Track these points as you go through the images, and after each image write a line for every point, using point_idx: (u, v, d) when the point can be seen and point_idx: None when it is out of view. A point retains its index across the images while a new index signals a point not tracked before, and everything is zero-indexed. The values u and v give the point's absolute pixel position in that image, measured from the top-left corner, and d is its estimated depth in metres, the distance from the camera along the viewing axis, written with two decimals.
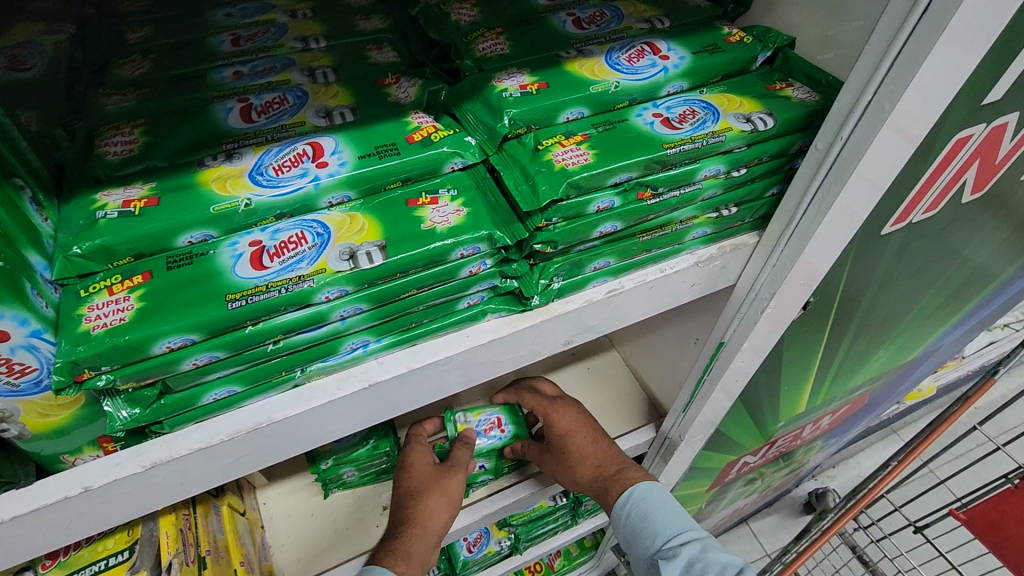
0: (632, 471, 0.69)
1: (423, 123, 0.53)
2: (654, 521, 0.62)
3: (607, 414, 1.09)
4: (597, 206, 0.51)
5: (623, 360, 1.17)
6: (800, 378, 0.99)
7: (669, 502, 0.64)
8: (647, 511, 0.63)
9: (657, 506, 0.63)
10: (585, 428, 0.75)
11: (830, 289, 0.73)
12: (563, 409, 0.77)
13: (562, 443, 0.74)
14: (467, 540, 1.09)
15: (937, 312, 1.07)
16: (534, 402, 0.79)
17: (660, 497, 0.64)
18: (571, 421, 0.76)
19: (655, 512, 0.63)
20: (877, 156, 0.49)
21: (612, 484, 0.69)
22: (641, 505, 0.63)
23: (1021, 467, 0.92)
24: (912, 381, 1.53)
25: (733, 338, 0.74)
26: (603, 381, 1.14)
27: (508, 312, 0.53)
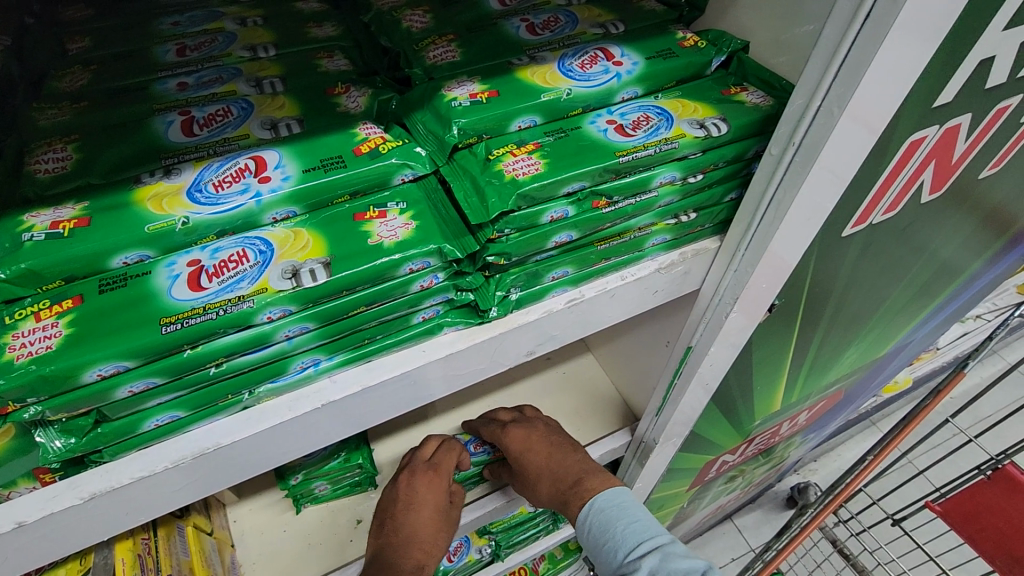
0: (590, 481, 0.67)
1: (371, 134, 0.51)
2: (614, 534, 0.60)
3: (583, 419, 1.09)
4: (551, 216, 0.50)
5: (598, 363, 1.17)
6: (774, 377, 1.00)
7: (628, 511, 0.62)
8: (607, 522, 0.61)
9: (618, 517, 0.61)
10: (543, 441, 0.75)
11: (795, 291, 0.73)
12: (519, 429, 0.77)
13: (520, 463, 0.74)
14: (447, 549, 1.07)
15: (908, 306, 1.08)
16: (491, 428, 0.80)
17: (619, 506, 0.62)
18: (528, 435, 0.76)
19: (615, 524, 0.61)
20: (829, 158, 0.49)
21: (572, 496, 0.67)
22: (602, 518, 0.62)
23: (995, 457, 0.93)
24: (888, 374, 1.55)
25: (700, 342, 0.74)
26: (579, 385, 1.14)
27: (465, 325, 0.53)
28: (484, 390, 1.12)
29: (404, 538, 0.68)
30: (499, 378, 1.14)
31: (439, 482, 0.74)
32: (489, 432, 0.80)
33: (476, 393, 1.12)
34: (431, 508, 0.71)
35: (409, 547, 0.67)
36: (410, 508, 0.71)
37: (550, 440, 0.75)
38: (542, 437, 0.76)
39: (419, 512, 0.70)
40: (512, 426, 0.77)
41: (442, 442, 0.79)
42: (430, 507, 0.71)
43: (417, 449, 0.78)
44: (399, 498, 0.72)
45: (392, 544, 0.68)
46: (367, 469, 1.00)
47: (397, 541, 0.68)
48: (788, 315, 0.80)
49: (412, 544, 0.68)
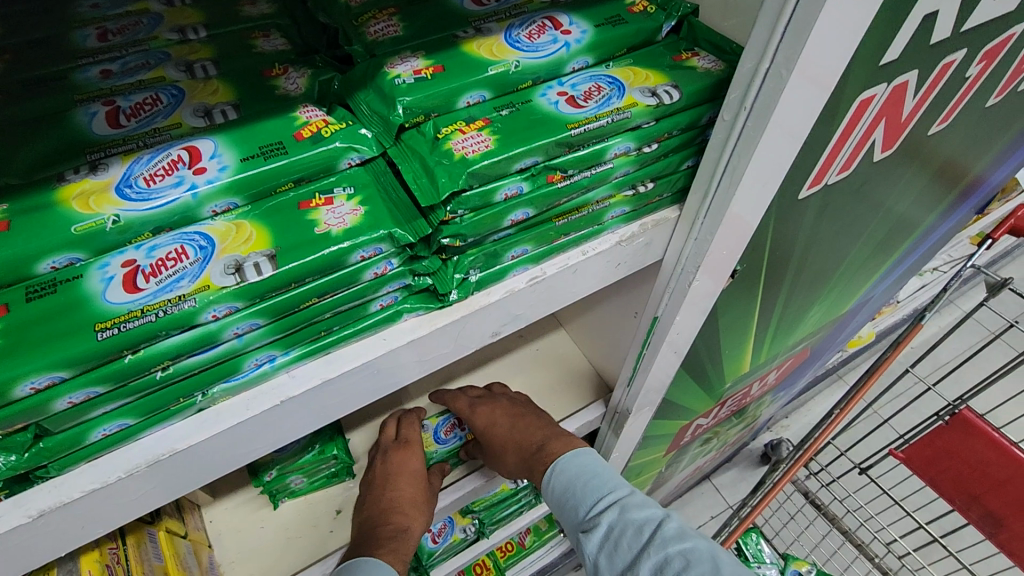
0: (552, 444, 0.68)
1: (312, 118, 0.49)
2: (576, 492, 0.61)
3: (558, 394, 1.09)
4: (505, 193, 0.49)
5: (570, 338, 1.17)
6: (741, 340, 1.02)
7: (588, 467, 0.63)
8: (569, 482, 0.62)
9: (579, 475, 0.62)
10: (507, 412, 0.77)
11: (756, 256, 0.74)
12: (483, 406, 0.78)
13: (486, 438, 0.75)
14: (431, 531, 1.08)
15: (868, 262, 1.11)
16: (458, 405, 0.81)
17: (580, 464, 0.63)
18: (491, 408, 0.77)
19: (576, 483, 0.62)
20: (780, 122, 0.49)
21: (536, 462, 0.68)
22: (563, 478, 0.63)
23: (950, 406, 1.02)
24: (852, 329, 1.60)
25: (666, 312, 0.74)
26: (552, 361, 1.14)
27: (425, 311, 0.52)
28: (457, 371, 1.11)
29: (383, 509, 0.71)
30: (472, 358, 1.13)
31: (412, 456, 0.76)
32: (456, 409, 0.80)
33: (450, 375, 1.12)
34: (409, 479, 0.74)
35: (390, 516, 0.70)
36: (387, 481, 0.74)
37: (515, 411, 0.76)
38: (507, 411, 0.77)
39: (397, 483, 0.73)
40: (477, 402, 0.78)
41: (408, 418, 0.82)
42: (407, 477, 0.74)
43: (386, 429, 0.81)
44: (378, 476, 0.75)
45: (373, 517, 0.70)
46: (343, 459, 0.99)
47: (377, 515, 0.71)
48: (751, 278, 0.81)
49: (391, 513, 0.70)
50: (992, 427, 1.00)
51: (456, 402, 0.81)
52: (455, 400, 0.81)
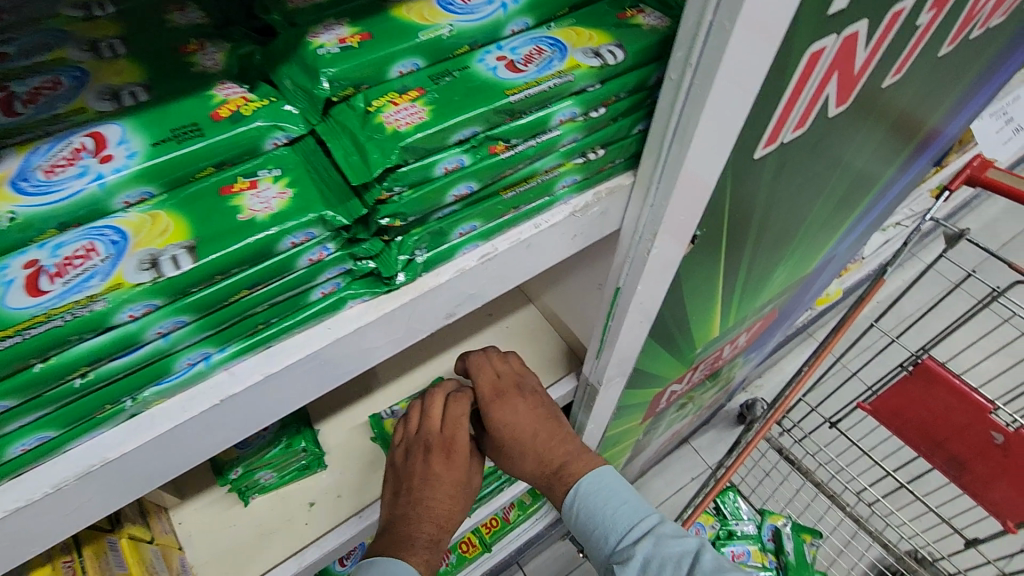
0: (574, 465, 0.74)
1: (231, 96, 0.45)
2: (602, 521, 0.70)
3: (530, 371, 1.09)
4: (445, 167, 0.46)
5: (540, 314, 1.17)
6: (709, 305, 1.02)
7: (608, 494, 0.72)
8: (593, 510, 0.71)
9: (602, 504, 0.71)
10: (533, 414, 0.78)
11: (714, 219, 0.73)
12: (507, 402, 0.78)
13: (507, 437, 0.77)
14: None
15: (830, 219, 1.11)
16: (485, 389, 0.79)
17: (600, 491, 0.72)
18: (516, 408, 0.78)
19: (601, 511, 0.71)
20: (728, 79, 0.47)
21: (556, 480, 0.75)
22: (586, 505, 0.72)
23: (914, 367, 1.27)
24: (818, 288, 1.63)
25: (627, 282, 0.73)
26: (523, 338, 1.14)
27: (372, 295, 0.51)
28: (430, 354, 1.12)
29: (419, 513, 0.73)
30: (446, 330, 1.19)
31: (451, 454, 0.76)
32: (481, 394, 0.79)
33: (424, 353, 1.14)
34: (446, 484, 0.75)
35: (424, 521, 0.73)
36: (426, 482, 0.75)
37: (538, 414, 0.78)
38: (531, 411, 0.78)
39: (435, 488, 0.74)
40: (504, 396, 0.77)
41: (453, 400, 0.80)
42: (445, 482, 0.75)
43: (431, 411, 0.79)
44: (416, 472, 0.76)
45: (407, 516, 0.74)
46: (313, 450, 0.98)
47: (411, 515, 0.74)
48: (712, 240, 0.79)
49: (426, 518, 0.73)
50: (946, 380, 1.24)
51: (482, 385, 0.79)
52: (481, 384, 0.79)
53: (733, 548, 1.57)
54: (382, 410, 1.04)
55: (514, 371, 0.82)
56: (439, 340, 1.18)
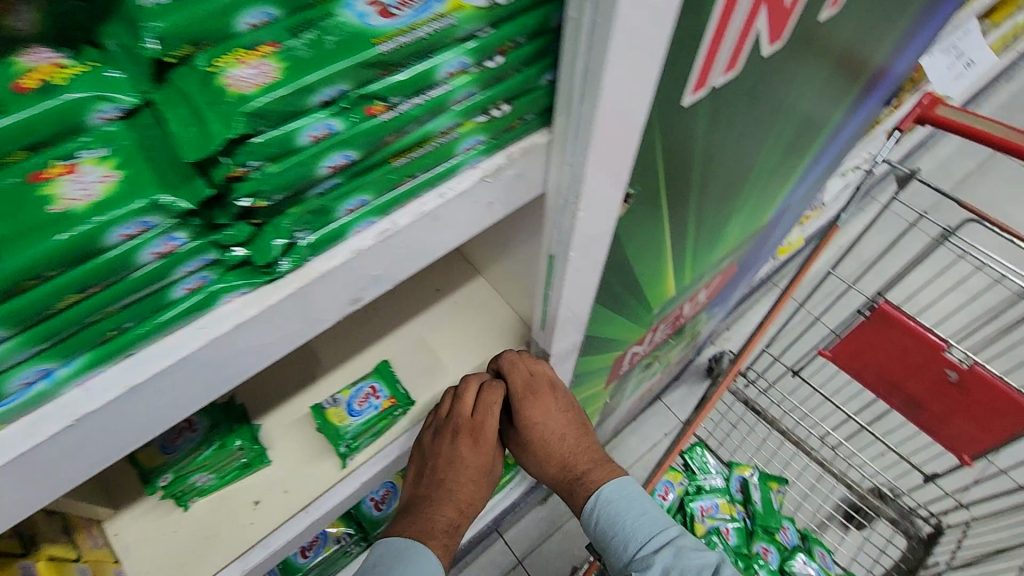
0: (595, 473, 0.97)
1: (40, 63, 0.34)
2: (623, 531, 0.91)
3: (479, 343, 1.11)
4: (310, 135, 0.39)
5: (489, 286, 1.17)
6: (659, 265, 0.99)
7: (626, 507, 0.92)
8: (613, 519, 0.92)
9: (621, 515, 0.92)
10: (558, 418, 0.98)
11: (648, 176, 0.68)
12: (538, 406, 0.96)
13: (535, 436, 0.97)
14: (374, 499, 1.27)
15: (780, 167, 1.08)
16: (520, 386, 0.96)
17: (618, 504, 0.92)
18: (548, 408, 0.97)
19: (621, 521, 0.92)
20: (629, 16, 0.41)
21: (577, 484, 0.97)
22: (607, 515, 0.92)
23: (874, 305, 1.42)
24: (776, 237, 1.62)
25: (560, 250, 0.68)
26: (471, 311, 1.15)
27: (251, 287, 0.45)
28: (382, 334, 1.12)
29: (445, 498, 0.92)
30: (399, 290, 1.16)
31: (482, 443, 0.94)
32: (513, 386, 0.96)
33: (373, 334, 1.11)
34: (471, 473, 0.94)
35: (444, 507, 0.92)
36: (454, 467, 0.93)
37: (561, 423, 0.98)
38: (555, 418, 0.98)
39: (458, 474, 0.93)
40: (534, 398, 0.96)
41: (486, 387, 0.96)
42: (470, 471, 0.94)
43: (464, 399, 0.95)
44: (444, 459, 0.94)
45: (434, 499, 0.93)
46: (251, 447, 0.93)
47: (438, 497, 0.92)
48: (651, 198, 0.74)
49: (447, 503, 0.92)
50: (904, 316, 1.38)
51: (516, 383, 0.95)
52: (515, 382, 0.95)
53: (702, 502, 1.57)
54: (323, 401, 0.96)
55: (543, 372, 0.99)
56: (386, 317, 1.13)
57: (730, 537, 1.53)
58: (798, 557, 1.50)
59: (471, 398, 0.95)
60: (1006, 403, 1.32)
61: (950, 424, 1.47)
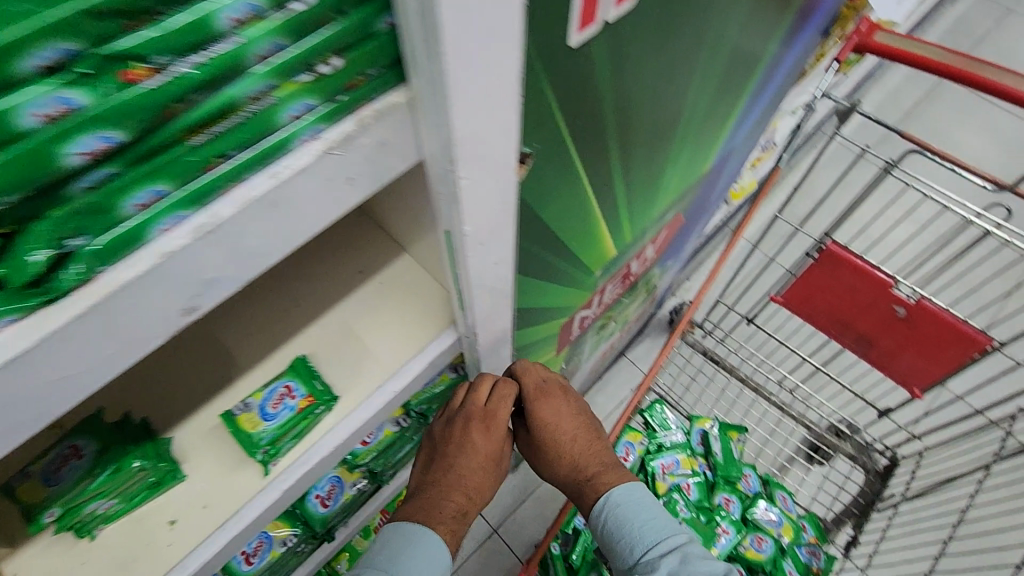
0: (605, 476, 1.08)
1: None
2: (630, 536, 1.00)
3: (404, 327, 1.01)
4: (35, 116, 0.30)
5: (417, 263, 1.07)
6: (589, 226, 0.93)
7: (632, 513, 1.01)
8: (620, 523, 1.01)
9: (627, 521, 1.01)
10: (566, 419, 1.12)
11: (547, 134, 0.60)
12: (550, 407, 1.11)
13: (547, 433, 1.10)
14: (320, 495, 1.21)
15: (712, 109, 1.01)
16: (533, 389, 1.11)
17: (625, 508, 1.02)
18: (559, 409, 1.11)
19: (626, 524, 1.01)
20: None
21: (588, 484, 1.08)
22: (614, 520, 1.02)
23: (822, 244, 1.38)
24: (720, 182, 1.58)
25: (455, 226, 0.61)
26: (397, 292, 1.04)
27: (22, 312, 0.36)
28: (301, 324, 1.02)
29: (454, 483, 1.02)
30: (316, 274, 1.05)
31: (492, 433, 1.06)
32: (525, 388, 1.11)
33: (291, 324, 1.02)
34: (480, 460, 1.05)
35: (454, 491, 1.02)
36: (464, 453, 1.05)
37: (570, 424, 1.12)
38: (565, 420, 1.12)
39: (469, 461, 1.04)
40: (545, 398, 1.10)
41: (500, 384, 1.09)
42: (480, 458, 1.05)
43: (480, 394, 1.09)
44: (457, 445, 1.06)
45: (444, 485, 1.02)
46: (155, 466, 0.84)
47: (447, 483, 1.02)
48: (558, 154, 0.65)
49: (455, 489, 1.02)
50: (851, 255, 1.35)
51: (527, 383, 1.10)
52: (528, 383, 1.10)
53: (662, 460, 1.56)
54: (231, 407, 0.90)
55: (552, 378, 1.14)
56: (305, 306, 1.04)
57: (691, 492, 1.53)
58: (759, 503, 1.52)
59: (485, 393, 1.09)
60: (953, 334, 1.31)
61: (900, 359, 1.47)
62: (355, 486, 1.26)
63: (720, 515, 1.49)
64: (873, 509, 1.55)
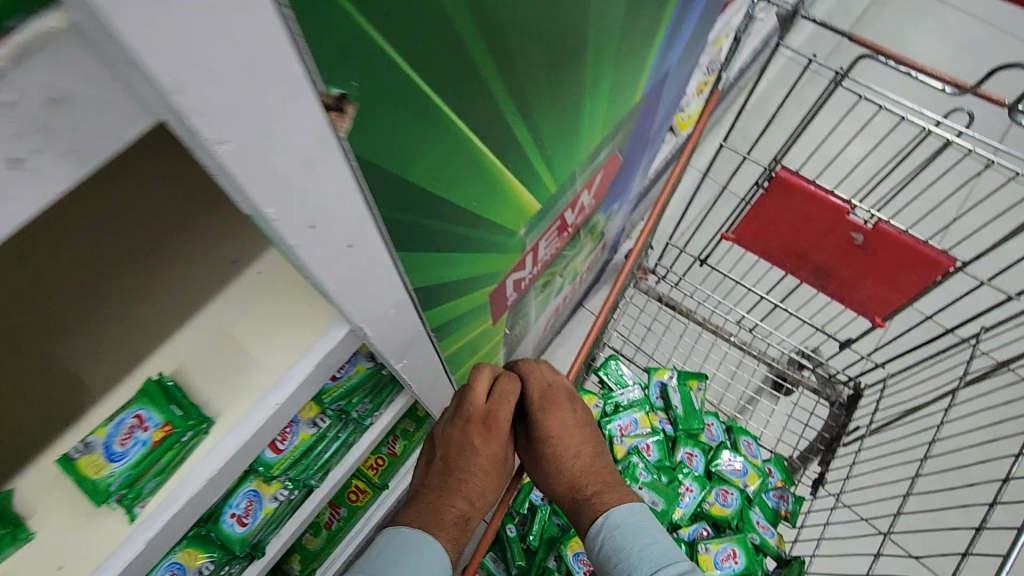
0: (606, 494, 1.01)
1: None
2: (627, 562, 0.90)
3: (272, 345, 0.82)
4: None
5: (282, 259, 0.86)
6: (490, 183, 0.78)
7: (630, 536, 0.93)
8: (616, 546, 0.93)
9: (623, 545, 0.92)
10: (571, 430, 1.07)
11: (369, 70, 0.43)
12: (556, 414, 1.06)
13: (552, 441, 1.05)
14: (236, 514, 1.08)
15: (627, 22, 0.84)
16: (538, 392, 1.08)
17: (623, 531, 0.94)
18: (566, 417, 1.07)
19: (625, 548, 0.92)
20: None
21: (586, 505, 1.01)
22: (611, 543, 0.93)
23: (768, 169, 1.25)
24: (660, 113, 1.43)
25: (255, 211, 0.45)
26: (259, 301, 0.84)
27: None
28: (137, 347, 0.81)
29: (454, 490, 0.96)
30: (146, 282, 0.82)
31: (496, 437, 1.01)
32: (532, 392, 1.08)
33: (124, 349, 0.80)
34: (483, 465, 0.99)
35: (453, 498, 0.95)
36: (467, 456, 0.99)
37: (575, 436, 1.07)
38: (571, 432, 1.07)
39: (472, 465, 0.99)
40: (552, 405, 1.06)
41: (504, 383, 1.05)
42: (483, 463, 0.99)
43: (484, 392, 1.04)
44: (458, 446, 1.00)
45: (445, 490, 0.97)
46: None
47: (448, 488, 0.97)
48: (396, 89, 0.47)
49: (455, 496, 0.96)
50: (800, 180, 1.23)
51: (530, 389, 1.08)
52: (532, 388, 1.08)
53: (620, 421, 1.46)
54: (70, 449, 0.74)
55: (562, 384, 1.11)
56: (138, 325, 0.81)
57: (651, 452, 1.43)
58: (723, 454, 1.45)
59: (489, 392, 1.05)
60: (913, 257, 1.21)
61: (859, 290, 1.38)
62: (276, 498, 1.12)
63: (683, 472, 1.41)
64: (839, 443, 1.48)
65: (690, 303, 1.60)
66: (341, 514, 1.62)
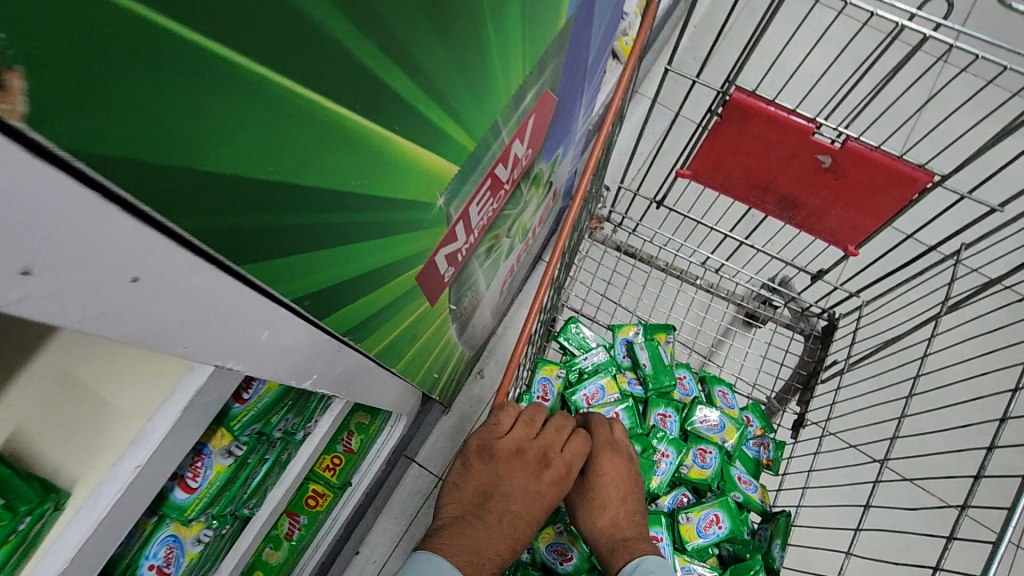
0: (637, 543, 1.07)
1: None
2: None
3: (91, 437, 0.65)
4: None
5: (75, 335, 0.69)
6: (379, 157, 0.60)
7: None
8: None
9: None
10: (624, 484, 1.13)
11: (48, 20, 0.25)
12: (614, 469, 1.13)
13: (605, 493, 1.11)
14: (155, 566, 0.91)
15: None
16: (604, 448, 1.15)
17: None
18: (621, 471, 1.14)
19: None
20: None
21: (619, 549, 1.06)
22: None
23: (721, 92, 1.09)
24: (595, 36, 1.23)
25: None
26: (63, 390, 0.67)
27: None
28: None
29: (504, 526, 1.01)
30: None
31: (554, 479, 1.08)
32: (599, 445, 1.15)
33: None
34: (534, 502, 1.05)
35: (502, 533, 1.00)
36: (521, 493, 1.05)
37: (627, 489, 1.13)
38: (624, 487, 1.13)
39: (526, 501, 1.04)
40: (616, 461, 1.13)
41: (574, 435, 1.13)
42: (535, 502, 1.05)
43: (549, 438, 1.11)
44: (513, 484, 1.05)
45: (496, 522, 1.01)
46: None
47: (498, 523, 1.01)
48: (158, 65, 0.30)
49: (504, 533, 1.00)
50: (760, 102, 1.08)
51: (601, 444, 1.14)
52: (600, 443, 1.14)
53: (586, 390, 1.32)
54: None
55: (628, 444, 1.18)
56: None
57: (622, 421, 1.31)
58: (698, 409, 1.35)
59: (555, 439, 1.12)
60: (884, 175, 1.08)
61: (829, 217, 1.24)
62: (201, 541, 0.97)
63: (657, 438, 1.29)
64: (817, 381, 1.40)
65: (650, 249, 1.46)
66: (301, 523, 1.49)
